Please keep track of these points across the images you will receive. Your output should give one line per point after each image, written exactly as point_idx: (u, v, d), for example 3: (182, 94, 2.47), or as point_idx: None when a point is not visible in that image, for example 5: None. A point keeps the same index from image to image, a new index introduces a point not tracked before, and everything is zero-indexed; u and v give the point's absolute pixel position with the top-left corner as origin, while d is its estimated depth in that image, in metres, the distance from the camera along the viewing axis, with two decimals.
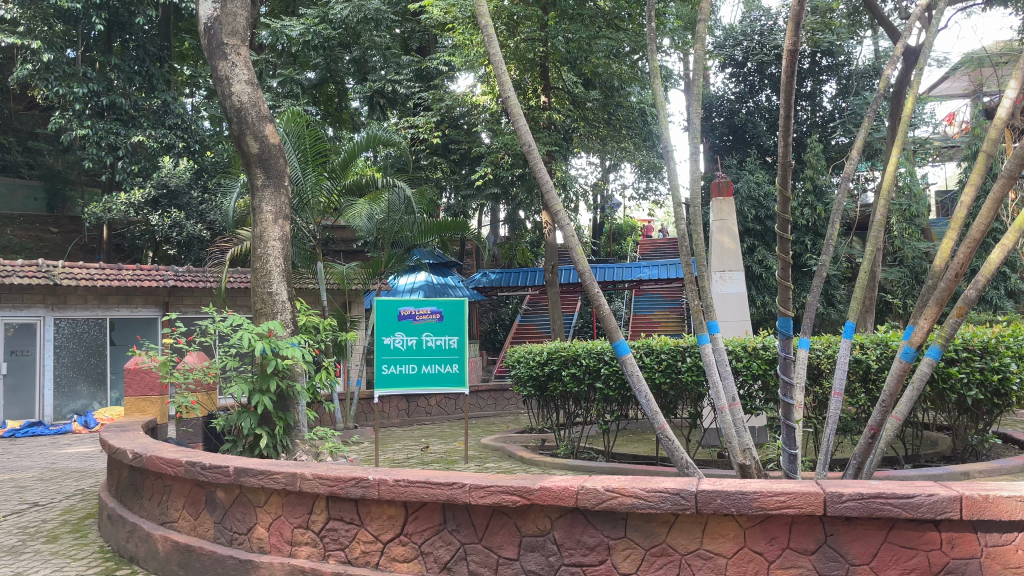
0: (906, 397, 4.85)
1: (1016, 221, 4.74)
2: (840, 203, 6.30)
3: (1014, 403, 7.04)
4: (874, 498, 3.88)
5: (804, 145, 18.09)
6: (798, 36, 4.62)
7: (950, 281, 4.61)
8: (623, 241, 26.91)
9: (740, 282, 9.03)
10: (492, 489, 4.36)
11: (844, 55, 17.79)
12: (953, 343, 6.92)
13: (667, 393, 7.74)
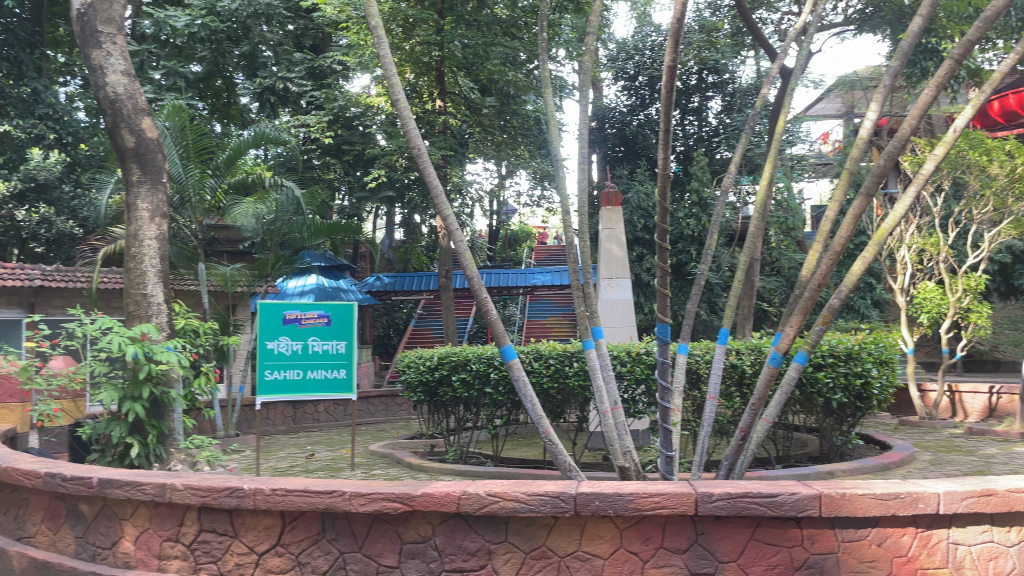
0: (775, 401, 5.09)
1: (875, 235, 5.04)
2: (719, 214, 6.59)
3: (874, 406, 7.55)
4: (740, 497, 4.05)
5: (690, 159, 18.74)
6: (678, 52, 4.78)
7: (814, 291, 4.89)
8: (518, 248, 27.16)
9: (627, 289, 9.25)
10: (373, 496, 4.28)
11: (728, 74, 18.51)
12: (819, 349, 7.34)
13: (555, 397, 7.85)
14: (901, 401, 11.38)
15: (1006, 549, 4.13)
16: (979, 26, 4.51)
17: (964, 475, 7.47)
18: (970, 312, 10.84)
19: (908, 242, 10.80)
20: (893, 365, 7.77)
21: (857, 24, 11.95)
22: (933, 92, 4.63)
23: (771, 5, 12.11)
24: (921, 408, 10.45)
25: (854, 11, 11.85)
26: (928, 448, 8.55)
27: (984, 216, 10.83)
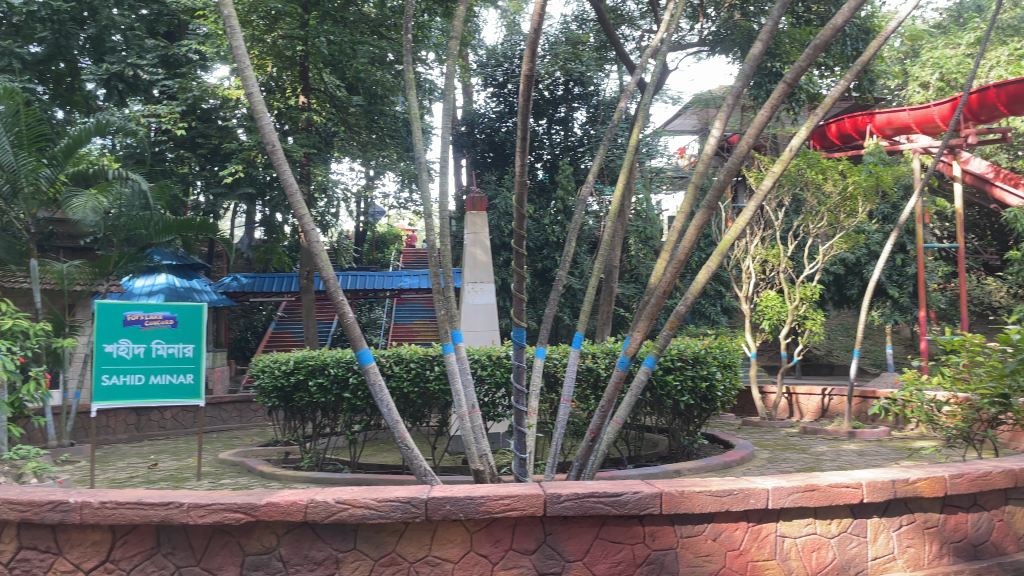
0: (625, 403, 5.22)
1: (720, 245, 5.26)
2: (577, 221, 6.76)
3: (719, 408, 8.07)
4: (587, 497, 4.14)
5: (555, 167, 19.14)
6: (535, 61, 4.86)
7: (660, 298, 5.10)
8: (385, 250, 26.76)
9: (490, 293, 9.30)
10: (213, 507, 4.07)
11: (593, 86, 19.07)
12: (669, 353, 7.72)
13: (415, 401, 7.81)
14: (744, 403, 12.06)
15: (827, 539, 4.43)
16: (810, 51, 4.81)
17: (797, 471, 8.00)
18: (806, 319, 11.63)
19: (753, 252, 11.45)
20: (735, 369, 8.37)
21: (710, 45, 12.61)
22: (769, 113, 4.92)
23: (632, 22, 12.58)
24: (762, 408, 11.12)
25: (708, 32, 12.49)
26: (766, 446, 9.10)
27: (819, 230, 11.65)
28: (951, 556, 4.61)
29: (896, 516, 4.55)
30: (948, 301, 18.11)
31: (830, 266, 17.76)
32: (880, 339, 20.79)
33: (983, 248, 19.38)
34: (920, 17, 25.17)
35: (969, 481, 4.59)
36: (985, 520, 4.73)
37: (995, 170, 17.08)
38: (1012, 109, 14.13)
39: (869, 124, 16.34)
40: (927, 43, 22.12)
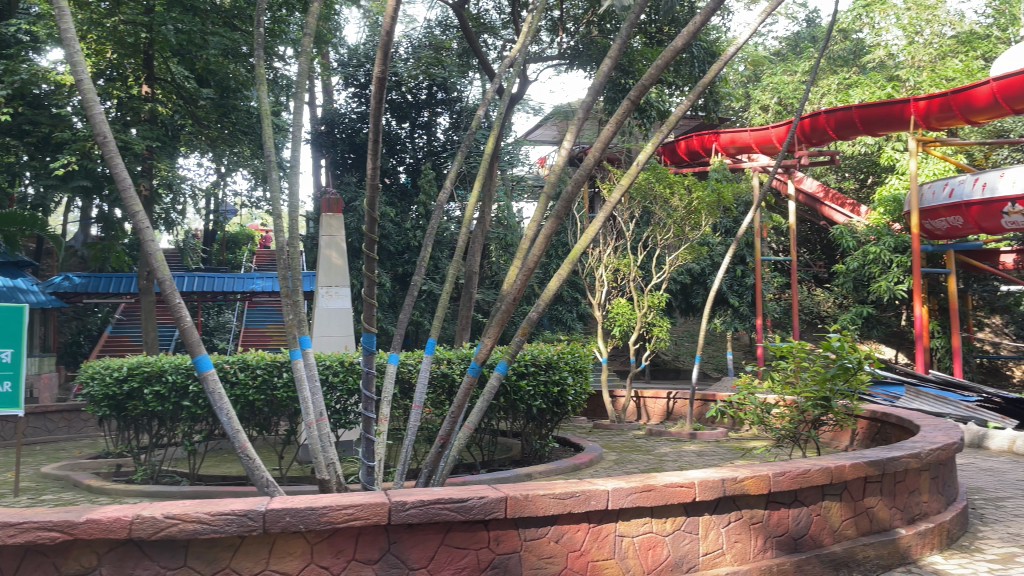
0: (477, 409, 5.15)
1: (570, 254, 5.31)
2: (434, 226, 6.74)
3: (569, 412, 8.28)
4: (431, 504, 4.09)
5: (418, 171, 19.03)
6: (387, 65, 4.79)
7: (510, 305, 5.13)
8: (238, 251, 25.64)
9: (345, 297, 9.11)
10: (26, 525, 3.74)
11: (456, 92, 19.12)
12: (523, 359, 7.87)
13: (261, 410, 7.55)
14: (596, 407, 12.42)
15: (662, 537, 4.61)
16: (653, 70, 5.01)
17: (641, 472, 8.33)
18: (654, 326, 12.14)
19: (605, 261, 11.83)
20: (586, 374, 8.63)
21: (568, 59, 12.94)
22: (613, 128, 5.10)
23: (494, 30, 12.74)
24: (612, 412, 11.52)
25: (566, 46, 12.81)
26: (614, 449, 9.41)
27: (667, 241, 12.19)
28: (773, 548, 4.92)
29: (725, 513, 4.79)
30: (782, 310, 19.46)
31: (677, 276, 18.66)
32: (721, 344, 22.03)
33: (813, 261, 20.96)
34: (762, 44, 26.98)
35: (791, 478, 4.88)
36: (805, 514, 5.05)
37: (825, 190, 18.63)
38: (839, 134, 15.31)
39: (714, 142, 17.24)
40: (767, 70, 23.73)
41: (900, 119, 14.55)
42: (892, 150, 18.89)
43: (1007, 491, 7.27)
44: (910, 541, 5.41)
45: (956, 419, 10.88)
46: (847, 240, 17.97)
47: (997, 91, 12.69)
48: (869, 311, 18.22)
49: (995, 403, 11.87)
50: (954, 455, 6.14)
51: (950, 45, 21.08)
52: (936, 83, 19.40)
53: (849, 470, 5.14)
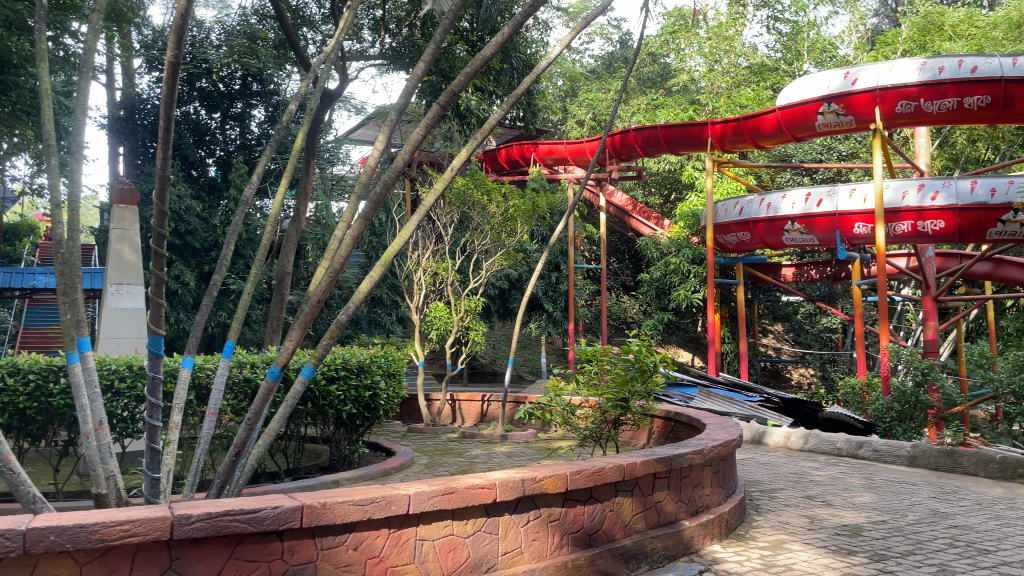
0: (280, 414, 4.81)
1: (383, 256, 5.17)
2: (238, 223, 6.44)
3: (380, 416, 8.26)
4: (220, 516, 3.64)
5: (228, 165, 18.17)
6: (181, 50, 4.51)
7: (313, 307, 4.93)
8: (17, 242, 23.13)
9: (138, 297, 8.52)
10: None
11: (273, 85, 18.35)
12: (333, 363, 7.70)
13: (35, 418, 6.88)
14: (410, 410, 12.33)
15: (463, 539, 4.51)
16: (462, 77, 5.07)
17: (450, 475, 8.35)
18: (470, 329, 12.26)
19: (423, 265, 11.77)
20: (399, 378, 8.67)
21: (388, 60, 12.86)
22: (424, 131, 5.09)
23: (312, 24, 12.38)
24: (426, 415, 11.46)
25: (388, 47, 12.73)
26: (425, 452, 9.41)
27: (483, 246, 12.38)
28: (568, 545, 5.05)
29: (524, 512, 4.83)
30: (593, 315, 20.34)
31: (496, 281, 19.02)
32: (536, 348, 22.67)
33: (621, 270, 22.09)
34: (579, 60, 28.18)
35: (586, 476, 5.06)
36: (599, 510, 5.25)
37: (633, 203, 19.77)
38: (646, 151, 16.31)
39: (533, 152, 17.73)
40: (583, 86, 24.84)
41: (698, 140, 15.70)
42: (693, 169, 20.35)
43: (779, 483, 8.02)
44: (693, 532, 5.80)
45: (740, 418, 11.91)
46: (651, 251, 19.12)
47: (782, 118, 13.87)
48: (670, 317, 19.54)
49: (773, 403, 13.12)
50: (733, 450, 6.69)
51: (743, 75, 23.10)
52: (731, 109, 21.21)
53: (640, 467, 5.43)
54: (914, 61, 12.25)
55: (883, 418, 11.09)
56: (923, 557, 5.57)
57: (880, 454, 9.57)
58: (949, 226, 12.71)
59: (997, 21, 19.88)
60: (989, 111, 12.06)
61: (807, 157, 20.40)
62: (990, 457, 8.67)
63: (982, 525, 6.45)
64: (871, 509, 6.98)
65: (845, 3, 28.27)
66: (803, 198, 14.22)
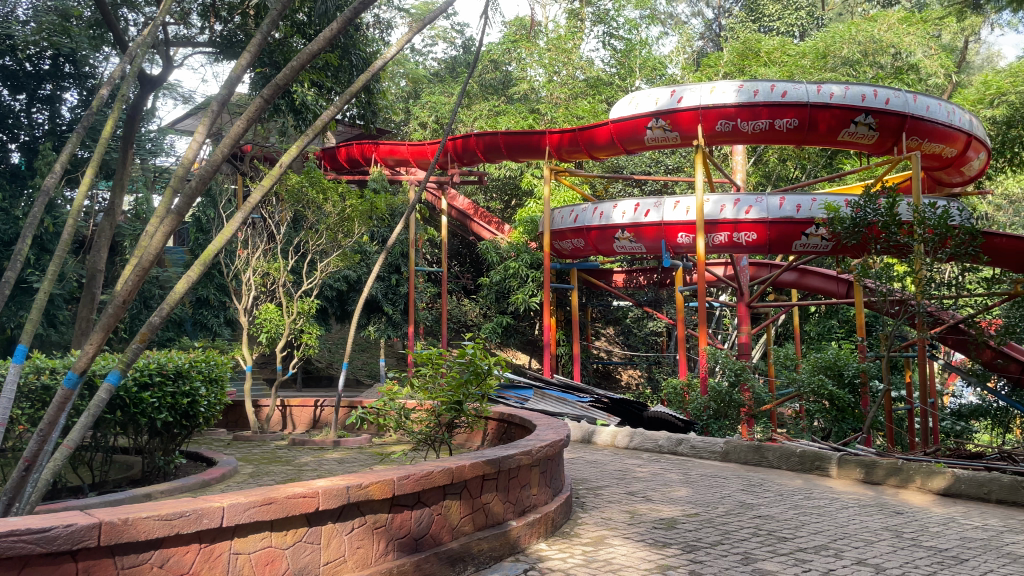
0: (80, 425, 4.45)
1: (201, 255, 4.88)
2: (35, 216, 5.93)
3: (200, 424, 7.90)
4: (5, 537, 3.25)
5: (35, 151, 16.62)
6: None
7: (118, 307, 4.56)
8: None
9: None
10: None
11: (89, 68, 16.91)
12: (147, 368, 7.19)
13: None
14: (236, 417, 11.77)
15: (281, 551, 4.25)
16: (288, 70, 4.90)
17: (276, 483, 8.07)
18: (303, 332, 11.89)
19: (253, 265, 11.26)
20: (222, 384, 8.29)
21: (218, 48, 12.31)
22: (245, 125, 4.86)
23: (134, 5, 11.58)
24: (254, 423, 10.99)
25: (217, 35, 12.13)
26: (251, 461, 9.01)
27: (318, 246, 12.04)
28: (394, 551, 4.90)
29: (349, 520, 4.63)
30: (433, 318, 20.34)
31: (333, 282, 18.58)
32: (374, 351, 22.32)
33: (462, 273, 22.20)
34: (422, 63, 28.12)
35: (413, 480, 4.97)
36: (426, 515, 5.16)
37: (474, 207, 19.97)
38: (487, 156, 16.66)
39: (373, 152, 17.52)
40: (426, 88, 24.82)
41: (536, 148, 16.11)
42: (532, 176, 20.84)
43: (604, 480, 8.34)
44: (519, 531, 5.89)
45: (571, 418, 12.31)
46: (491, 255, 19.37)
47: (614, 130, 14.42)
48: (509, 321, 19.92)
49: (602, 403, 13.64)
50: (560, 450, 6.86)
51: (580, 87, 23.95)
52: (569, 120, 21.94)
53: (468, 470, 5.42)
54: (733, 83, 13.17)
55: (701, 416, 11.92)
56: (730, 547, 5.97)
57: (697, 450, 10.20)
58: (760, 238, 13.75)
59: (805, 51, 21.75)
60: (796, 133, 13.17)
61: (637, 169, 21.45)
62: (791, 451, 9.44)
63: (782, 514, 7.00)
64: (687, 502, 7.40)
65: (673, 26, 29.99)
66: (633, 208, 14.89)
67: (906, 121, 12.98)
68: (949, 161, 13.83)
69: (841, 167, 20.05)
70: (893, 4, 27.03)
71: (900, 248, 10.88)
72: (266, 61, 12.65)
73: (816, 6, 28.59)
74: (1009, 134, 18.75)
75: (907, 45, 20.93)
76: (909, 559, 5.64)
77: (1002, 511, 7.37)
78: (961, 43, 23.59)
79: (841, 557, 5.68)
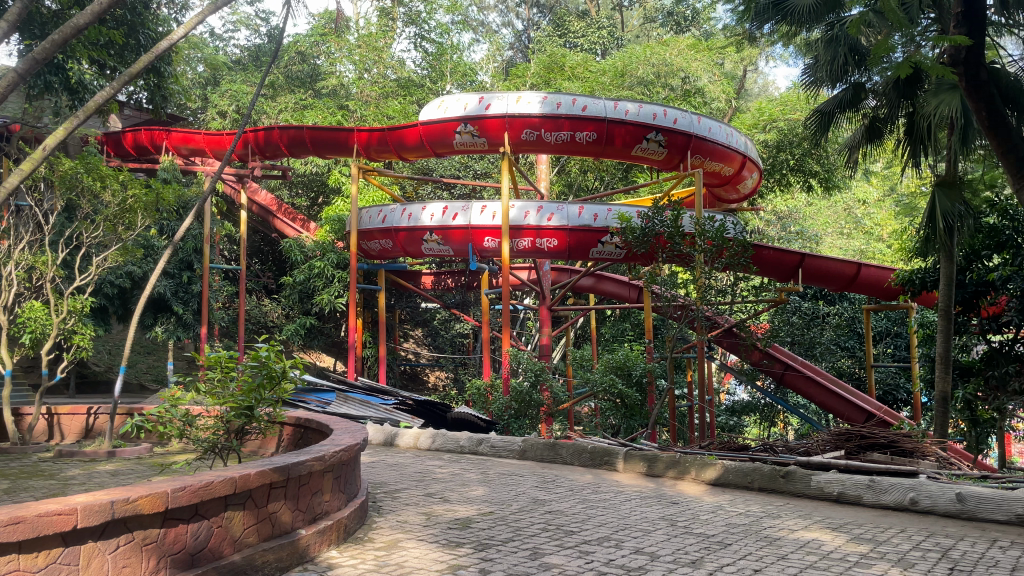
0: None
1: None
2: None
3: None
4: None
5: None
6: None
7: None
8: None
9: None
10: None
11: None
12: None
13: None
14: None
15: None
16: (48, 44, 4.47)
17: (34, 500, 7.29)
18: (75, 334, 10.88)
19: (16, 258, 10.14)
20: None
21: None
22: None
23: None
24: (13, 433, 9.88)
25: None
26: (5, 476, 8.07)
27: (94, 239, 11.06)
28: (166, 568, 4.56)
29: (113, 537, 4.24)
30: (230, 319, 19.35)
31: (115, 279, 17.15)
32: (162, 354, 20.81)
33: (262, 272, 21.29)
34: (222, 48, 26.73)
35: (190, 492, 4.67)
36: (205, 528, 4.86)
37: (277, 203, 19.24)
38: (291, 151, 16.11)
39: (165, 139, 16.39)
40: (226, 76, 23.57)
41: (343, 145, 15.77)
42: (339, 173, 20.42)
43: (402, 483, 8.29)
44: (309, 540, 5.69)
45: (374, 421, 12.15)
46: (294, 253, 18.72)
47: (423, 132, 14.40)
48: (312, 322, 19.39)
49: (407, 405, 13.56)
50: (355, 454, 6.73)
51: (391, 87, 23.58)
52: (379, 119, 21.75)
53: (253, 478, 5.18)
54: (537, 94, 13.63)
55: (502, 416, 12.26)
56: (520, 543, 6.15)
57: (496, 450, 10.44)
58: (561, 244, 14.36)
59: (605, 69, 22.94)
60: (595, 146, 13.85)
61: (446, 172, 21.68)
62: (583, 448, 9.90)
63: (570, 509, 7.32)
64: (482, 502, 7.54)
65: (484, 34, 30.63)
66: (441, 211, 14.97)
67: (691, 141, 14.04)
68: (727, 179, 15.12)
69: (635, 181, 21.38)
70: (683, 31, 29.29)
71: (683, 256, 11.85)
72: (35, 32, 11.46)
73: (617, 27, 30.35)
74: (778, 158, 20.88)
75: (694, 70, 22.61)
76: (680, 545, 6.10)
77: (761, 497, 8.15)
78: (740, 72, 26.00)
79: (621, 547, 6.02)
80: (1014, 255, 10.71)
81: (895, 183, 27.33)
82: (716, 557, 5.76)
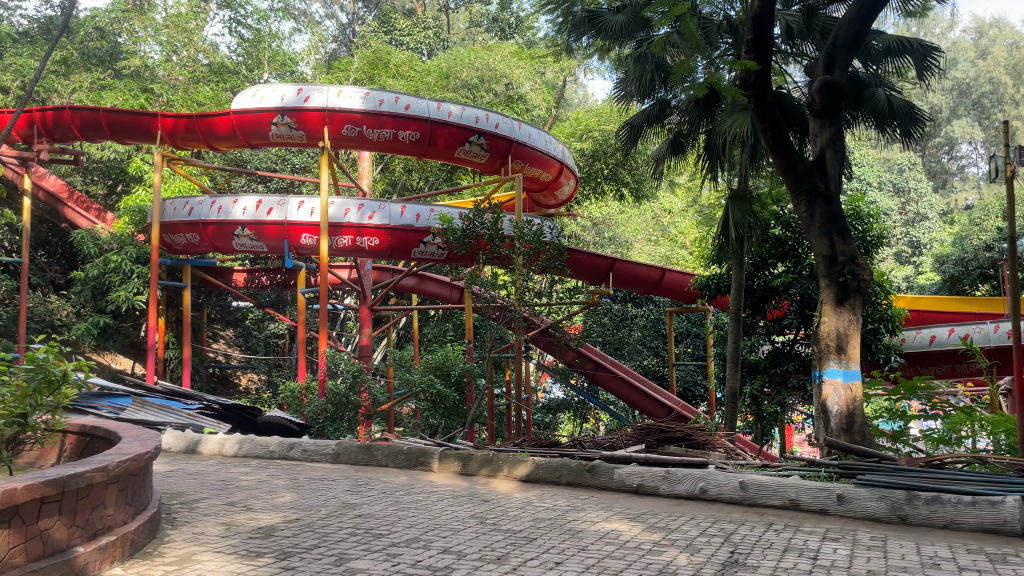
0: None
1: None
2: None
3: None
4: None
5: None
6: None
7: None
8: None
9: None
10: None
11: None
12: None
13: None
14: None
15: None
16: None
17: None
18: None
19: None
20: None
21: None
22: None
23: None
24: None
25: None
26: None
27: None
28: None
29: None
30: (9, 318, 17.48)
31: None
32: None
33: (49, 266, 19.43)
34: (6, 18, 24.13)
35: None
36: None
37: (68, 190, 17.87)
38: (85, 134, 14.78)
39: None
40: (9, 48, 21.27)
41: (144, 131, 14.60)
42: (142, 161, 19.03)
43: (202, 492, 7.84)
44: (87, 558, 5.21)
45: (174, 427, 11.52)
46: (88, 246, 17.21)
47: (236, 121, 13.61)
48: (107, 321, 17.74)
49: (212, 409, 12.84)
50: (144, 464, 6.25)
51: (202, 71, 22.41)
52: (188, 105, 20.52)
53: (20, 494, 4.66)
54: (360, 90, 13.41)
55: (317, 419, 11.93)
56: (325, 549, 5.98)
57: (308, 454, 10.19)
58: (382, 243, 14.20)
59: (430, 69, 22.93)
60: (418, 145, 13.82)
61: (262, 164, 20.82)
62: (398, 449, 9.83)
63: (380, 511, 7.24)
64: (288, 508, 7.27)
65: (305, 24, 29.81)
66: (254, 205, 14.33)
67: (512, 146, 14.37)
68: (545, 185, 15.60)
69: (458, 182, 21.62)
70: (507, 37, 29.91)
71: (502, 259, 12.09)
72: None
73: (442, 28, 30.56)
74: (593, 167, 21.93)
75: (516, 77, 23.10)
76: (486, 543, 6.19)
77: (567, 492, 8.47)
78: (560, 82, 26.96)
79: (429, 548, 6.02)
80: (795, 263, 12.05)
81: (697, 194, 29.42)
82: (521, 553, 5.90)
